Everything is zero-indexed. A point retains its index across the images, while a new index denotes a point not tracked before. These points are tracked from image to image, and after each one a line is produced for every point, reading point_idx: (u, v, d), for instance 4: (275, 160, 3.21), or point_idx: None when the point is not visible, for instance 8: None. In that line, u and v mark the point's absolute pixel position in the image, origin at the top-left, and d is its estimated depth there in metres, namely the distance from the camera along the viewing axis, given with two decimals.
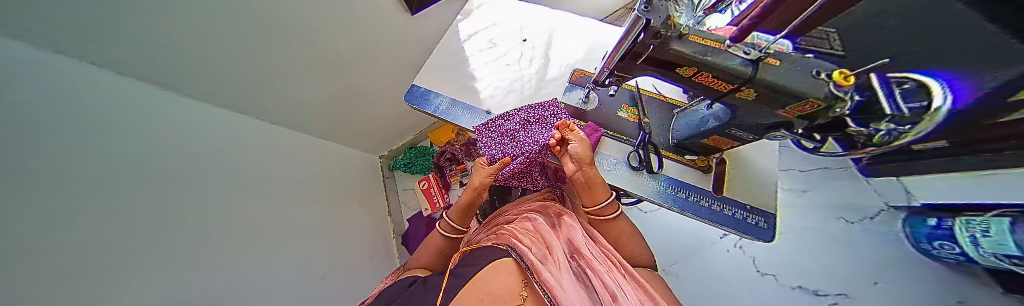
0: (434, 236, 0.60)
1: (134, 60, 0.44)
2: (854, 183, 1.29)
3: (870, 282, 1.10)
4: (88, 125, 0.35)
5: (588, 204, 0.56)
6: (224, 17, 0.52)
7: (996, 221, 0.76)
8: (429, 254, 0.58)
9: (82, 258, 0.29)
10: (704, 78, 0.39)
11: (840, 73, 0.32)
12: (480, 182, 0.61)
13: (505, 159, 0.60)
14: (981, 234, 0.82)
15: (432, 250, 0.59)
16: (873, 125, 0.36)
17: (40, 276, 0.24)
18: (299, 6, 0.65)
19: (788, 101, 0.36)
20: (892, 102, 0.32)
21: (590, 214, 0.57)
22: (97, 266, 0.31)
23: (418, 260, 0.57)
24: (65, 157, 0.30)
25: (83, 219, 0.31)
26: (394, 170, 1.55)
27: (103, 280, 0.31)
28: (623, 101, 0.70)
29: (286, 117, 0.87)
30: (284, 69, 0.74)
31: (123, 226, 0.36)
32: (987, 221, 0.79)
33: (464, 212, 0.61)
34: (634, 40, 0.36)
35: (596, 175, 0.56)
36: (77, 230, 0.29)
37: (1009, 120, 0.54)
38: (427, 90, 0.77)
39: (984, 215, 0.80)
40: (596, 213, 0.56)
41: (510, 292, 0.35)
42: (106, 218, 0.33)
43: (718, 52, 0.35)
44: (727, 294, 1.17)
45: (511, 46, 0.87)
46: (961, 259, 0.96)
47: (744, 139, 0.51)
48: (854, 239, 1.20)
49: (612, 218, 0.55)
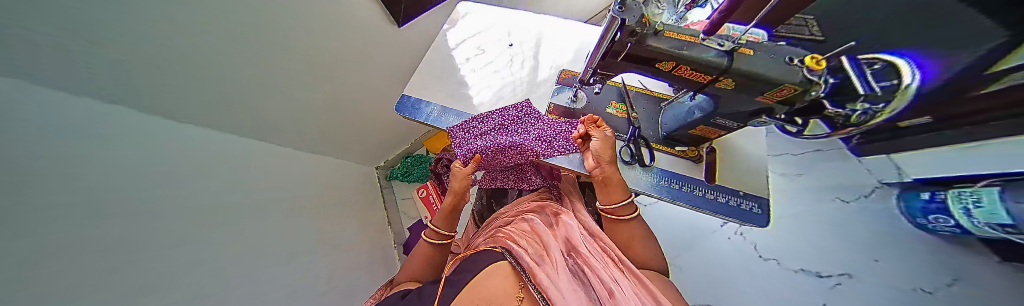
0: (422, 244, 0.60)
1: (134, 61, 0.42)
2: (846, 164, 1.31)
3: (870, 260, 1.11)
4: (78, 151, 0.34)
5: (605, 202, 0.54)
6: (224, 17, 0.53)
7: (985, 192, 0.80)
8: (421, 264, 0.57)
9: (77, 278, 0.29)
10: (684, 71, 0.40)
11: (811, 58, 0.34)
12: (459, 184, 0.61)
13: (478, 157, 0.63)
14: (973, 206, 0.85)
15: (421, 260, 0.58)
16: (850, 106, 0.37)
17: (40, 295, 0.24)
18: (298, 7, 0.69)
19: (764, 88, 0.37)
20: (864, 82, 0.34)
21: (605, 212, 0.55)
22: (100, 286, 0.31)
23: (408, 271, 0.56)
24: (64, 169, 0.31)
25: (67, 241, 0.29)
26: (392, 180, 1.54)
27: (105, 300, 0.31)
28: (611, 98, 0.72)
29: (286, 119, 0.86)
30: (283, 68, 0.75)
31: (121, 244, 0.36)
32: (977, 192, 0.83)
33: (450, 214, 0.60)
34: (612, 39, 0.37)
35: (614, 173, 0.54)
36: (72, 250, 0.30)
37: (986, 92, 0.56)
38: (418, 100, 0.77)
39: (975, 186, 0.85)
40: (612, 212, 0.53)
41: (505, 293, 0.35)
42: (89, 245, 0.31)
43: (693, 46, 0.36)
44: (729, 280, 1.19)
45: (499, 51, 0.88)
46: (956, 231, 0.98)
47: (730, 128, 0.51)
48: (850, 218, 1.22)
49: (630, 219, 0.53)
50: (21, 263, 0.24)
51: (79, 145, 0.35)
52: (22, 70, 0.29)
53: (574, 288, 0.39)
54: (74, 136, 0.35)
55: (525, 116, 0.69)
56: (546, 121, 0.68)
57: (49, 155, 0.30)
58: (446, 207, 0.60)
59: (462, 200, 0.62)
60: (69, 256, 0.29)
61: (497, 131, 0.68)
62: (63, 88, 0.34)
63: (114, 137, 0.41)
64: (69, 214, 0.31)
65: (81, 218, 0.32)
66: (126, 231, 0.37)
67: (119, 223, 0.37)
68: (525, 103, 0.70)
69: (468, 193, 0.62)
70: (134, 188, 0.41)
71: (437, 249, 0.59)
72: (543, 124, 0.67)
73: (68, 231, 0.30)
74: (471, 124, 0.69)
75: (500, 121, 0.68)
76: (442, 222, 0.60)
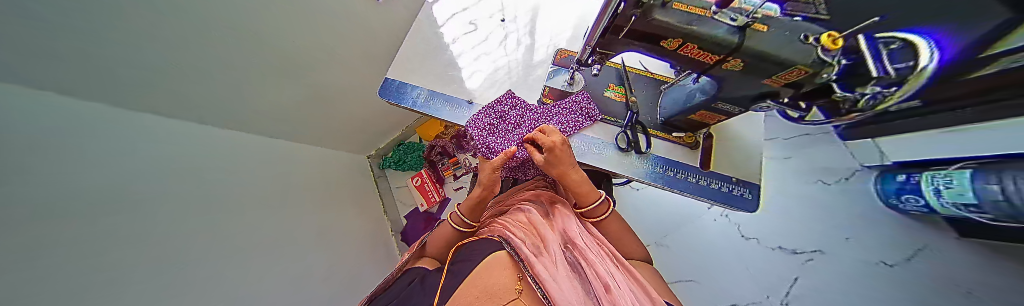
0: (441, 228, 0.57)
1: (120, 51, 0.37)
2: (831, 147, 1.35)
3: (843, 238, 1.19)
4: (70, 145, 0.31)
5: (583, 204, 0.55)
6: None
7: (957, 173, 0.84)
8: (439, 245, 0.55)
9: (89, 278, 0.27)
10: (690, 50, 0.37)
11: (828, 35, 0.31)
12: (490, 178, 0.54)
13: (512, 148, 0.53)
14: (944, 187, 0.89)
15: (440, 241, 0.55)
16: (860, 89, 0.34)
17: (51, 282, 0.23)
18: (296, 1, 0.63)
19: (775, 70, 0.34)
20: (877, 63, 0.31)
21: (581, 215, 0.56)
22: (110, 273, 0.30)
23: (428, 247, 0.56)
24: (55, 168, 0.28)
25: (76, 237, 0.27)
26: (385, 168, 1.50)
27: (117, 288, 0.30)
28: (610, 80, 0.68)
29: (268, 118, 0.79)
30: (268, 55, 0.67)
31: (132, 233, 0.35)
32: (950, 174, 0.86)
33: (479, 206, 0.58)
34: (614, 13, 0.33)
35: (580, 181, 0.53)
36: (82, 237, 0.28)
37: (978, 77, 0.56)
38: (403, 84, 0.72)
39: (948, 169, 0.88)
40: (587, 215, 0.55)
41: (504, 287, 0.33)
42: (96, 240, 0.30)
43: (703, 20, 0.32)
44: (712, 258, 1.26)
45: (490, 28, 0.81)
46: (923, 211, 1.04)
47: (731, 114, 0.49)
48: (831, 199, 1.27)
49: (601, 219, 0.54)
50: (30, 250, 0.22)
51: (73, 133, 0.32)
52: (15, 59, 0.26)
53: (571, 281, 0.39)
54: (65, 120, 0.32)
55: (511, 109, 0.64)
56: (534, 110, 0.64)
57: (45, 145, 0.28)
58: (473, 197, 0.57)
59: (490, 193, 0.57)
60: (79, 245, 0.27)
61: (509, 123, 0.63)
62: (43, 83, 0.30)
63: (103, 124, 0.38)
64: (83, 209, 0.29)
65: (97, 210, 0.31)
66: (138, 218, 0.36)
67: (132, 215, 0.35)
68: (508, 94, 0.65)
69: (497, 186, 0.57)
70: (135, 175, 0.38)
71: (453, 236, 0.56)
72: (531, 115, 0.63)
73: (76, 219, 0.28)
74: (482, 118, 0.63)
75: (500, 109, 0.64)
76: (467, 210, 0.58)
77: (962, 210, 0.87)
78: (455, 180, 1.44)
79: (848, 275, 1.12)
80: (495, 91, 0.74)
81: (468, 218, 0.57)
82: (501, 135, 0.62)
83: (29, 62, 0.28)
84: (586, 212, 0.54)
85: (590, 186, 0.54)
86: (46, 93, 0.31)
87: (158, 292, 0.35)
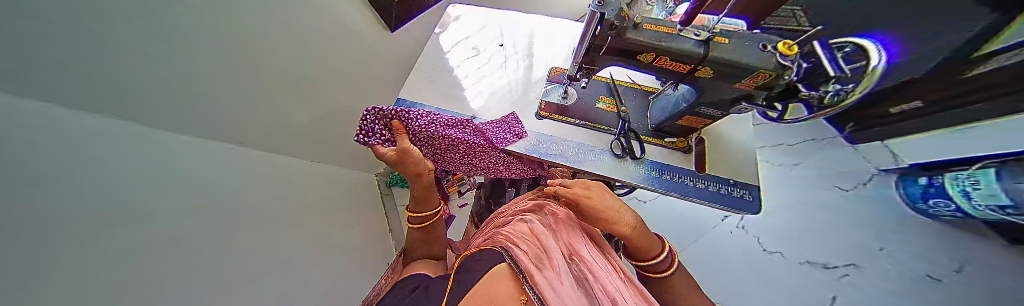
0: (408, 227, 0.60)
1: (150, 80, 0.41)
2: (842, 151, 1.32)
3: (877, 248, 1.08)
4: (110, 163, 0.35)
5: (643, 256, 0.46)
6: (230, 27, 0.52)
7: (982, 174, 0.81)
8: (422, 244, 0.57)
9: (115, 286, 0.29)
10: (664, 63, 0.41)
11: (783, 43, 0.36)
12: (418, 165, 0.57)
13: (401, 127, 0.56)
14: (973, 188, 0.83)
15: (419, 241, 0.57)
16: (823, 87, 0.36)
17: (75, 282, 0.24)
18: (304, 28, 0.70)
19: (742, 75, 0.38)
20: (834, 64, 0.35)
21: (646, 268, 0.46)
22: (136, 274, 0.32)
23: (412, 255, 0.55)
24: (84, 177, 0.30)
25: (94, 245, 0.29)
26: (392, 186, 1.56)
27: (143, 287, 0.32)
28: (600, 92, 0.73)
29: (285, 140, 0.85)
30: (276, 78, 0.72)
31: (160, 243, 0.37)
32: (975, 175, 0.83)
33: (423, 191, 0.59)
34: (594, 34, 0.40)
35: (638, 240, 0.45)
36: (112, 235, 0.31)
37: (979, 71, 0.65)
38: (414, 103, 0.78)
39: (971, 168, 0.85)
40: (653, 268, 0.45)
41: (510, 298, 0.35)
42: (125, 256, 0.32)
43: (672, 37, 0.38)
44: (732, 273, 1.20)
45: (491, 51, 0.90)
46: (958, 216, 0.97)
47: (716, 117, 0.52)
48: (852, 205, 1.21)
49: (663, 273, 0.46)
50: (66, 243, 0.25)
51: (108, 150, 0.35)
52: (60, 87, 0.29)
53: (576, 294, 0.39)
54: (102, 137, 0.35)
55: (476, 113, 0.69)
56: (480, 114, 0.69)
57: (82, 159, 0.31)
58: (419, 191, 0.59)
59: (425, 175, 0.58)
60: (103, 252, 0.29)
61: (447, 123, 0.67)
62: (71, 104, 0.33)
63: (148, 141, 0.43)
64: (116, 212, 0.33)
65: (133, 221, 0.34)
66: (164, 225, 0.39)
67: (158, 222, 0.38)
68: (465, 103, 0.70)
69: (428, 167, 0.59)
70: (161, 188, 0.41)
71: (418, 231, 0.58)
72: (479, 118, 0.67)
73: (101, 231, 0.30)
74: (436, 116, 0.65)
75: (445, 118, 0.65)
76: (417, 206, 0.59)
77: (999, 213, 0.80)
78: (459, 197, 1.47)
79: (895, 292, 0.99)
80: (496, 107, 0.80)
81: (420, 211, 0.59)
82: (407, 130, 0.60)
83: (79, 86, 0.33)
84: (648, 266, 0.45)
85: (648, 239, 0.46)
86: (97, 113, 0.36)
87: (179, 286, 0.37)
